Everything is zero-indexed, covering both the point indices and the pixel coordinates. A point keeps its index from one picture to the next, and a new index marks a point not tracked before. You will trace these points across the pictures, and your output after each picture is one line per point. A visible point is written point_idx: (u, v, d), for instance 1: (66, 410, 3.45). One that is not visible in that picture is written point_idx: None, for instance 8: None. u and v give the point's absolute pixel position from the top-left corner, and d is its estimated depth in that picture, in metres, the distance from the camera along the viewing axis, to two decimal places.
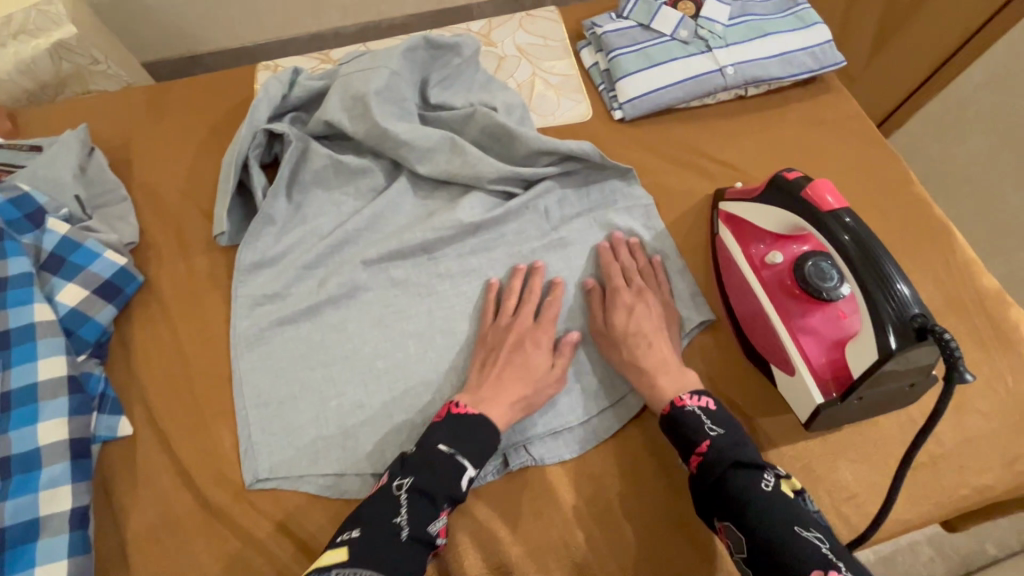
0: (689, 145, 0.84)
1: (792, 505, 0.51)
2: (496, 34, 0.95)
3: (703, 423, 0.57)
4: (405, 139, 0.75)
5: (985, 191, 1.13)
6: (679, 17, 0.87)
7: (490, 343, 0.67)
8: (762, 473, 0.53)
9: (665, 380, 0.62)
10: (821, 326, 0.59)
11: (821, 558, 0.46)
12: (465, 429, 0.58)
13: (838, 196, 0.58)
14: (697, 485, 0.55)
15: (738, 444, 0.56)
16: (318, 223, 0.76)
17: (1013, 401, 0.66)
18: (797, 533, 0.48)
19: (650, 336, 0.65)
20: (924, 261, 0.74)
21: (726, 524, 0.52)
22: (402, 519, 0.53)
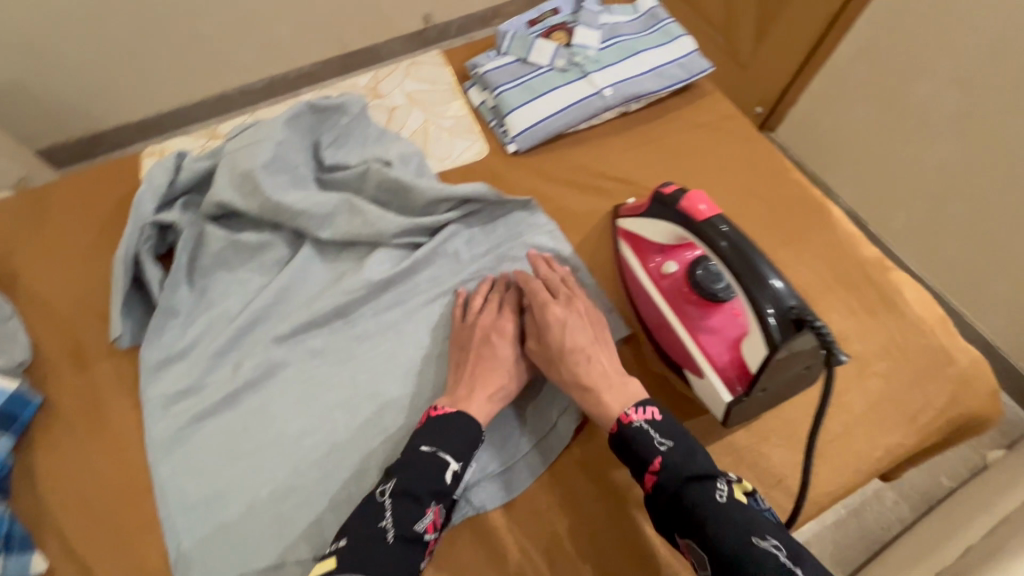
0: (584, 167, 0.87)
1: (748, 513, 0.50)
2: (384, 85, 0.97)
3: (652, 439, 0.56)
4: (300, 208, 0.75)
5: (875, 153, 1.28)
6: (554, 48, 0.92)
7: (462, 344, 0.68)
8: (715, 484, 0.52)
9: (609, 395, 0.60)
10: (720, 326, 0.63)
11: (779, 569, 0.46)
12: (447, 426, 0.59)
13: (711, 203, 0.61)
14: (654, 504, 0.54)
15: (689, 455, 0.54)
16: (225, 306, 0.74)
17: (907, 359, 0.72)
18: (755, 545, 0.47)
19: (588, 348, 0.64)
20: (811, 242, 0.80)
21: (687, 541, 0.51)
22: (388, 523, 0.54)
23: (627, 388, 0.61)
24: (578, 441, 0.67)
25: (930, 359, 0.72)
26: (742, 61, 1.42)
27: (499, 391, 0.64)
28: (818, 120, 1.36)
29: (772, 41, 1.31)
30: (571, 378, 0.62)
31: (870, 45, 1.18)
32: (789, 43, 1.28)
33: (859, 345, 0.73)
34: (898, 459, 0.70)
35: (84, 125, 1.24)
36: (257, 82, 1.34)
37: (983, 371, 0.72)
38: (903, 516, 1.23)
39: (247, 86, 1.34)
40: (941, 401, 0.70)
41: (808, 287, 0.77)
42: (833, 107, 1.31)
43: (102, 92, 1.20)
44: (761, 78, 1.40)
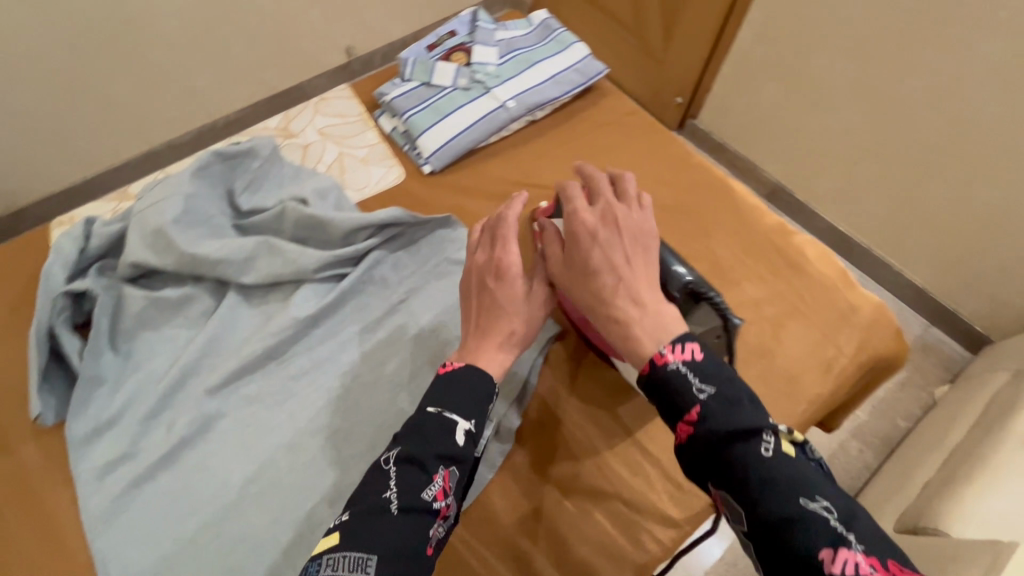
0: (500, 177, 0.90)
1: (798, 469, 0.44)
2: (295, 124, 0.98)
3: (690, 385, 0.49)
4: (218, 257, 0.75)
5: (789, 125, 1.36)
6: (454, 69, 0.95)
7: (480, 277, 0.64)
8: (762, 437, 0.46)
9: (644, 326, 0.54)
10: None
11: (829, 534, 0.41)
12: (454, 380, 0.58)
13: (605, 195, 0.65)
14: (688, 455, 0.48)
15: (733, 405, 0.47)
16: (153, 366, 0.73)
17: (815, 316, 0.77)
18: (803, 507, 0.42)
19: (621, 270, 0.58)
20: (718, 219, 0.85)
21: (724, 496, 0.46)
22: (391, 493, 0.50)
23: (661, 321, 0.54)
24: (522, 442, 0.69)
25: (835, 312, 0.77)
26: (656, 56, 1.50)
27: (509, 337, 0.62)
28: (734, 103, 1.44)
29: (682, 32, 1.40)
30: (596, 305, 0.57)
31: (769, 28, 1.26)
32: (696, 35, 1.38)
33: (771, 309, 0.77)
34: (819, 409, 0.74)
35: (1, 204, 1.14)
36: (190, 133, 1.28)
37: (886, 315, 0.77)
38: (869, 462, 1.27)
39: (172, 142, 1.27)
40: (851, 349, 0.75)
41: (720, 262, 0.81)
42: (743, 91, 1.40)
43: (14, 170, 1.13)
44: (676, 70, 1.48)
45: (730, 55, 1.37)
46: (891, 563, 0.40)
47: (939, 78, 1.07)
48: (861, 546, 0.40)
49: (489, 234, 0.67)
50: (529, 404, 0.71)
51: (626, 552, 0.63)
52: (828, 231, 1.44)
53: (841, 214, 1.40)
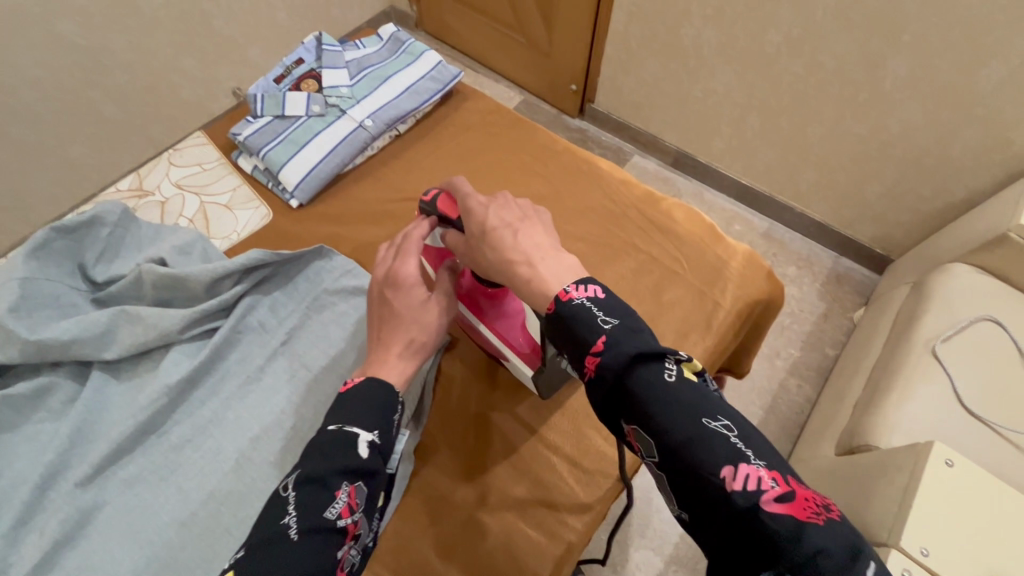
0: (373, 197, 0.89)
1: (699, 390, 0.44)
2: (148, 181, 0.92)
3: (595, 318, 0.48)
4: (69, 338, 0.69)
5: (674, 93, 1.42)
6: (306, 97, 0.93)
7: (380, 289, 0.64)
8: (664, 362, 0.45)
9: (545, 264, 0.53)
10: (510, 312, 0.68)
11: (731, 452, 0.41)
12: (353, 397, 0.56)
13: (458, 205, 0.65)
14: (599, 393, 0.47)
15: (635, 333, 0.47)
16: (15, 468, 0.66)
17: (691, 274, 0.80)
18: (706, 427, 0.42)
19: (516, 223, 0.57)
20: (589, 199, 0.87)
21: (634, 429, 0.45)
22: (291, 518, 0.48)
23: (563, 259, 0.54)
24: (426, 461, 0.68)
25: (708, 267, 0.80)
26: (544, 49, 1.56)
27: (409, 345, 0.60)
28: (621, 81, 1.49)
29: (561, 24, 1.46)
30: (496, 258, 0.56)
31: (636, 6, 1.30)
32: (575, 26, 1.43)
33: (650, 276, 0.80)
34: (710, 362, 0.77)
35: None
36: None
37: (755, 260, 0.81)
38: (808, 395, 1.31)
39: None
40: (729, 299, 0.78)
41: (597, 239, 0.83)
42: (625, 69, 1.45)
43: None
44: (564, 58, 1.53)
45: (609, 35, 1.41)
46: (790, 477, 0.40)
47: (794, 26, 1.13)
48: (760, 461, 0.41)
49: (391, 247, 0.67)
50: (426, 423, 0.70)
51: (543, 546, 0.63)
52: (733, 185, 1.51)
53: (738, 168, 1.47)
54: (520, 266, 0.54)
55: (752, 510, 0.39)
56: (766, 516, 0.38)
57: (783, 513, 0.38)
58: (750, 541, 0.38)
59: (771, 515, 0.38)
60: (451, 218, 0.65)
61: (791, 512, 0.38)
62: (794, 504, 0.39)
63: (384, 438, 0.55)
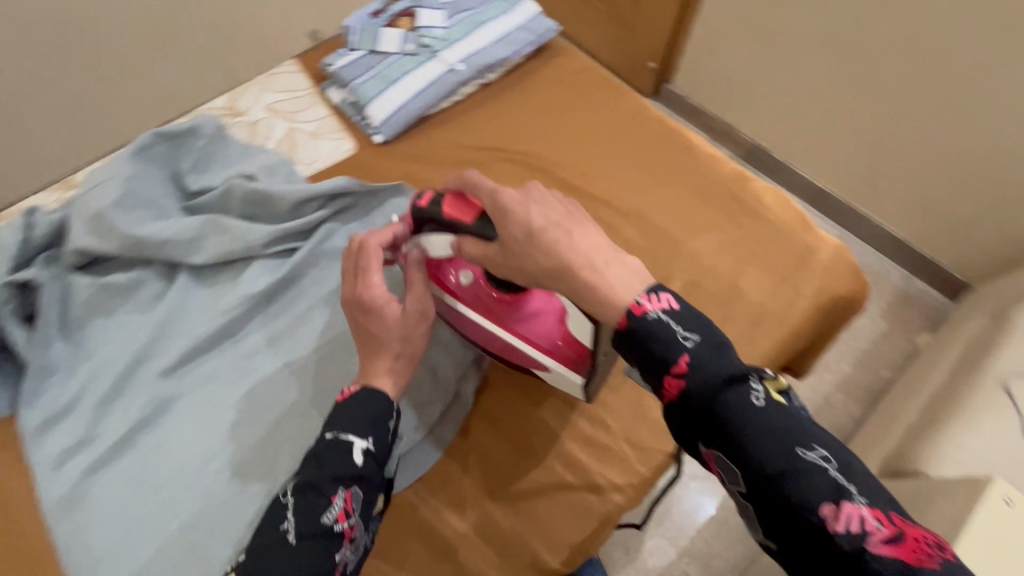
0: (453, 143, 0.89)
1: (790, 416, 0.43)
2: (241, 101, 0.95)
3: (674, 333, 0.45)
4: (163, 238, 0.73)
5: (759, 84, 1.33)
6: (401, 34, 0.92)
7: (352, 310, 0.60)
8: (749, 386, 0.43)
9: (610, 268, 0.49)
10: (539, 315, 0.63)
11: (831, 488, 0.39)
12: (349, 408, 0.56)
13: (469, 206, 0.57)
14: (676, 414, 0.45)
15: (719, 350, 0.45)
16: (105, 352, 0.72)
17: (773, 260, 0.76)
18: (801, 459, 0.41)
19: (565, 223, 0.51)
20: (672, 172, 0.84)
21: (715, 454, 0.44)
22: (289, 524, 0.50)
23: (623, 263, 0.49)
24: (481, 405, 0.69)
25: (793, 255, 0.76)
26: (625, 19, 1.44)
27: (397, 359, 0.60)
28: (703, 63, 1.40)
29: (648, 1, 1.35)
30: (551, 265, 0.50)
31: None
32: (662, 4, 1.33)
33: (729, 258, 0.77)
34: (780, 354, 0.74)
35: None
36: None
37: (844, 255, 0.77)
38: (853, 413, 1.25)
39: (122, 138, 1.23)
40: (809, 291, 0.74)
41: (677, 212, 0.80)
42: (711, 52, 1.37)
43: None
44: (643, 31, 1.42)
45: (701, 13, 1.32)
46: (894, 515, 0.38)
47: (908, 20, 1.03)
48: (864, 498, 0.39)
49: (348, 264, 0.61)
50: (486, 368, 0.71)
51: (589, 503, 0.64)
52: (807, 185, 1.41)
53: (814, 170, 1.37)
54: (582, 271, 0.49)
55: (856, 552, 0.37)
56: (871, 558, 0.37)
57: (890, 556, 0.37)
58: None
59: (878, 557, 0.37)
60: (465, 221, 0.56)
61: (900, 555, 0.37)
62: (902, 546, 0.37)
63: (379, 445, 0.56)
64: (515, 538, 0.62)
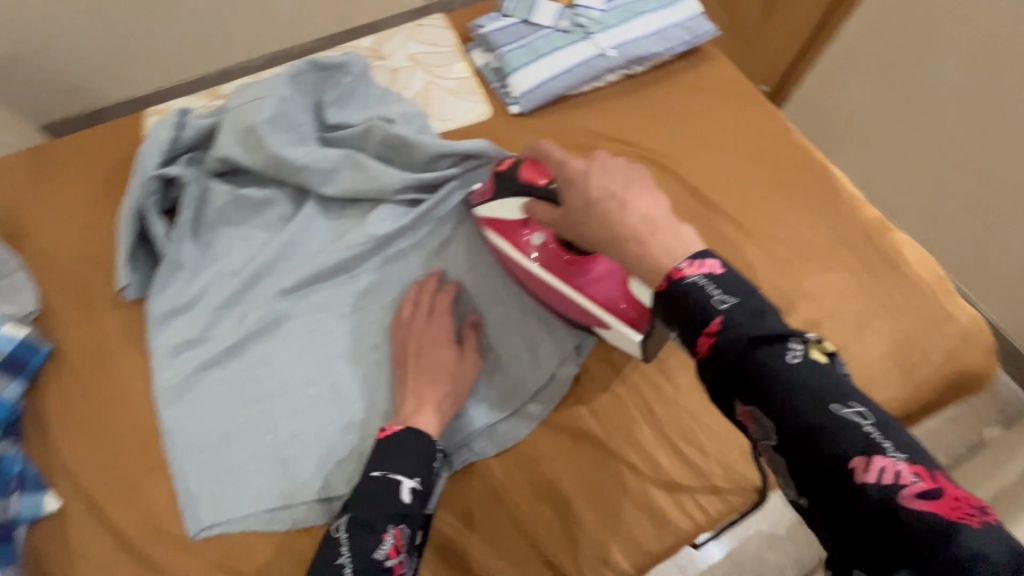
0: (586, 129, 0.87)
1: (828, 374, 0.38)
2: (386, 47, 0.96)
3: (709, 297, 0.40)
4: (303, 164, 0.75)
5: None
6: (558, 9, 0.91)
7: (400, 357, 0.66)
8: (786, 343, 0.39)
9: (661, 237, 0.45)
10: (604, 275, 0.64)
11: (863, 444, 0.35)
12: (393, 448, 0.58)
13: (539, 173, 0.62)
14: (708, 373, 0.41)
15: (759, 315, 0.40)
16: (231, 260, 0.75)
17: (903, 317, 0.73)
18: (834, 417, 0.36)
19: (621, 192, 0.48)
20: (806, 205, 0.80)
21: (750, 410, 0.39)
22: (344, 559, 0.51)
23: (677, 232, 0.45)
24: (577, 391, 0.69)
25: (927, 316, 0.73)
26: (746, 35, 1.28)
27: (446, 397, 0.63)
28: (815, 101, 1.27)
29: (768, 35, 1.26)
30: (606, 235, 0.47)
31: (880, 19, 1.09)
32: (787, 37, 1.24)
33: (856, 304, 0.73)
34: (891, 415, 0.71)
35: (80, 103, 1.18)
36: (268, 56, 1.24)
37: (981, 328, 0.73)
38: None
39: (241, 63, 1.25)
40: (935, 357, 0.71)
41: (808, 245, 0.77)
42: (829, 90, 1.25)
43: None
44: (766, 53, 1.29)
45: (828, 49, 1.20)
46: (937, 472, 0.34)
47: None
48: (901, 454, 0.34)
49: (408, 306, 0.69)
50: (588, 355, 0.70)
51: (669, 517, 0.63)
52: None
53: (921, 231, 1.16)
54: (632, 241, 0.45)
55: (889, 508, 0.33)
56: (907, 515, 0.32)
57: (927, 511, 0.32)
58: (887, 541, 0.33)
59: (914, 512, 0.32)
60: (541, 182, 0.61)
61: (938, 510, 0.32)
62: (940, 501, 0.32)
63: (426, 483, 0.57)
64: (587, 532, 0.62)
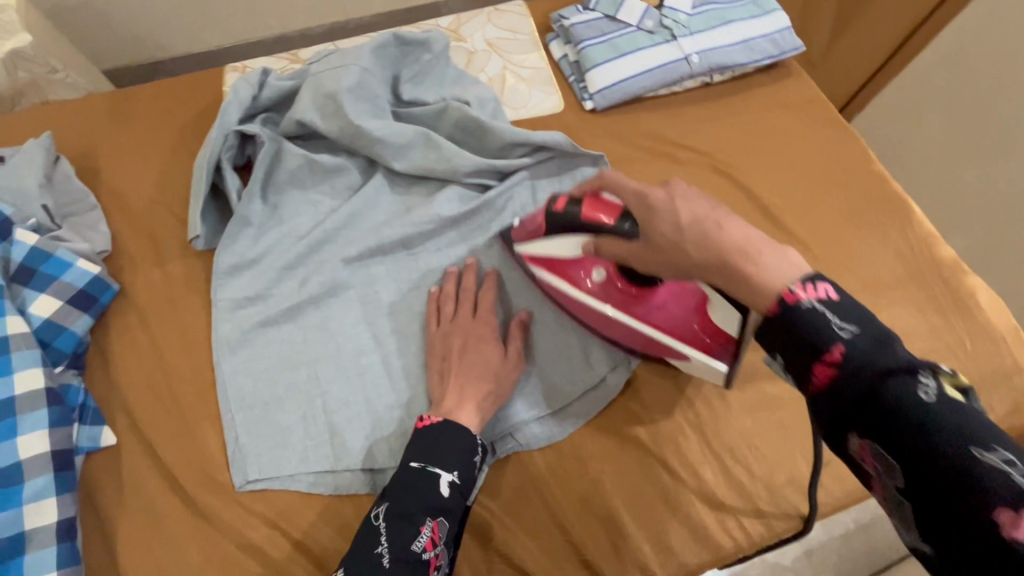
0: (659, 134, 0.86)
1: (969, 414, 0.34)
2: (465, 28, 0.95)
3: (829, 323, 0.37)
4: (378, 136, 0.76)
5: (941, 173, 1.17)
6: (644, 8, 0.89)
7: (438, 352, 0.66)
8: (918, 379, 0.35)
9: (768, 258, 0.41)
10: (672, 301, 0.63)
11: (1011, 496, 0.30)
12: (433, 440, 0.57)
13: (603, 207, 0.57)
14: (826, 407, 0.38)
15: (884, 346, 0.36)
16: (297, 223, 0.76)
17: (969, 362, 0.70)
18: (974, 464, 0.32)
19: (716, 216, 0.43)
20: (879, 236, 0.78)
21: (869, 445, 0.36)
22: (383, 548, 0.52)
23: (785, 257, 0.41)
24: (627, 395, 0.68)
25: (995, 365, 0.70)
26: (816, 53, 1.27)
27: (487, 396, 0.62)
28: (878, 132, 1.25)
29: (837, 55, 1.24)
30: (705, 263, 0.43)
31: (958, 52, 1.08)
32: (859, 57, 1.21)
33: (921, 343, 0.71)
34: None
35: (150, 50, 1.21)
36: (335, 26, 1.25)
37: None
38: None
39: (309, 30, 1.27)
40: (998, 408, 0.69)
41: (877, 278, 0.75)
42: (898, 118, 1.21)
43: (168, 14, 1.15)
44: (834, 75, 1.27)
45: (902, 73, 1.17)
46: None
47: None
48: None
49: (450, 300, 0.69)
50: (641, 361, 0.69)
51: (709, 533, 0.62)
52: None
53: None
54: (739, 264, 0.41)
55: None
56: None
57: None
58: None
59: None
60: (606, 220, 0.56)
61: None
62: None
63: (465, 478, 0.57)
64: (625, 536, 0.62)
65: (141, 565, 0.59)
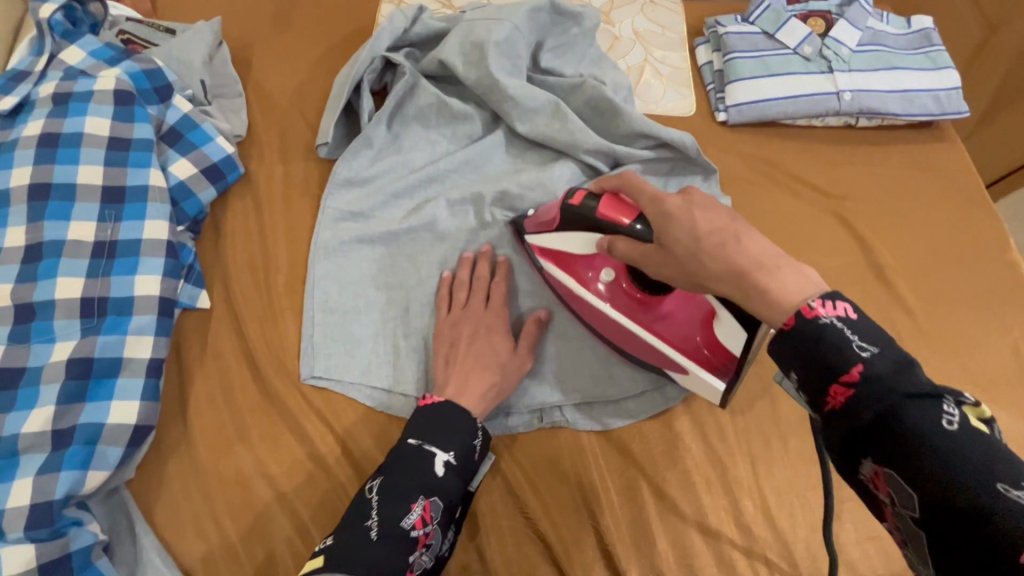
0: (784, 163, 0.83)
1: (991, 446, 0.34)
2: (617, 13, 0.95)
3: (849, 343, 0.37)
4: (512, 94, 0.77)
5: None
6: (807, 33, 0.85)
7: (447, 339, 0.66)
8: (940, 407, 0.35)
9: (785, 272, 0.41)
10: (678, 311, 0.61)
11: None
12: (432, 417, 0.58)
13: (621, 206, 0.56)
14: (838, 428, 0.38)
15: (906, 368, 0.36)
16: (412, 156, 0.79)
17: None
18: (1003, 499, 0.32)
19: (734, 227, 0.44)
20: (995, 326, 0.72)
21: (883, 471, 0.36)
22: (372, 521, 0.53)
23: (798, 272, 0.41)
24: (685, 407, 0.67)
25: None
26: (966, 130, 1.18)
27: (493, 387, 0.63)
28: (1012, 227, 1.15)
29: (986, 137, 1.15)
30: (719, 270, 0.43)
31: None
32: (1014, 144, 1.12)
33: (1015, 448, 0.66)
34: None
35: None
36: None
37: None
38: None
39: None
40: None
41: (982, 368, 0.70)
42: None
43: None
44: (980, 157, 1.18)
45: None
46: None
47: None
48: None
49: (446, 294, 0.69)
50: None
51: (734, 566, 0.60)
52: None
53: None
54: (755, 274, 0.42)
55: None
56: None
57: None
58: None
59: None
60: (624, 220, 0.55)
61: None
62: None
63: (462, 460, 0.58)
64: (648, 542, 0.61)
65: (204, 421, 0.64)
